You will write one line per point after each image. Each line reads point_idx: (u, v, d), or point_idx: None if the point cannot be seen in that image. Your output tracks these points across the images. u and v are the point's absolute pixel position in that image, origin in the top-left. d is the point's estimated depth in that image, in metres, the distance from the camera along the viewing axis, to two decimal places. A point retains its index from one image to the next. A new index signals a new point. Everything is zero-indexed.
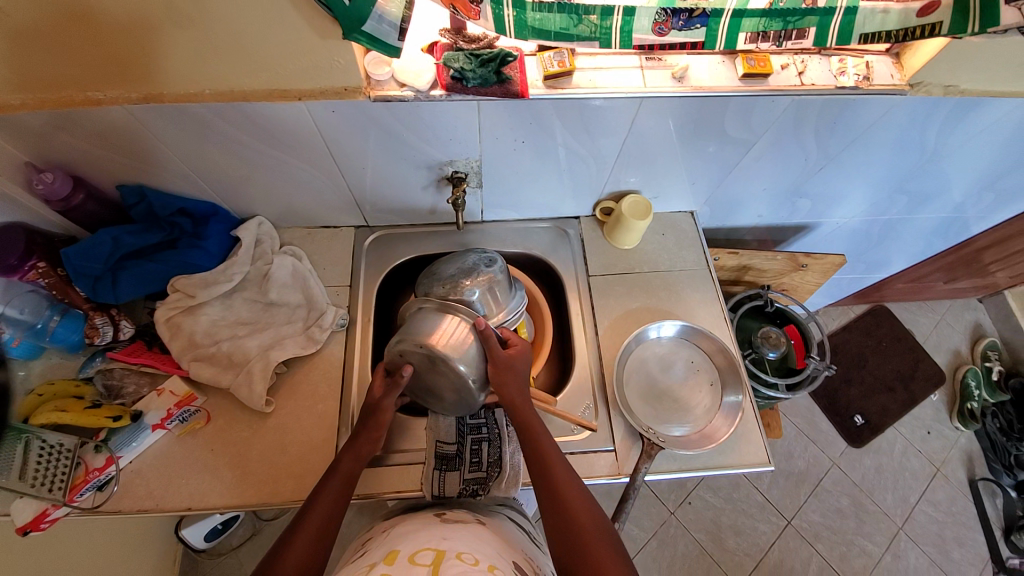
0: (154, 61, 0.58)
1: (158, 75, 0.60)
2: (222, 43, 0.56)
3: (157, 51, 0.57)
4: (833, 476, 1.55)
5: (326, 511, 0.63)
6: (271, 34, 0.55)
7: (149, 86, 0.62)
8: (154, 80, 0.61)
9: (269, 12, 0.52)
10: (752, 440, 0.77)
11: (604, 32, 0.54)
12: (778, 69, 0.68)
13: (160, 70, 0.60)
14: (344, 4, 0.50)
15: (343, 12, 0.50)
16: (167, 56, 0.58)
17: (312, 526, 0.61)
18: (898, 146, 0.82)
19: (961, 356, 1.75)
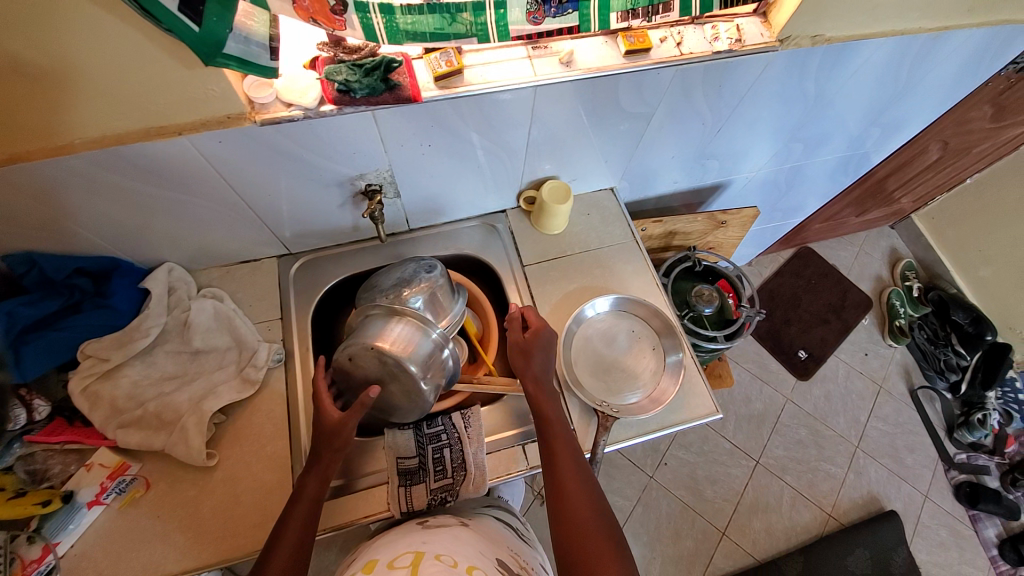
0: (14, 118, 0.54)
1: (22, 132, 0.56)
2: (87, 87, 0.53)
3: (14, 107, 0.53)
4: (789, 411, 1.65)
5: (291, 544, 0.61)
6: (140, 70, 0.52)
7: (14, 145, 0.57)
8: (18, 138, 0.56)
9: (128, 47, 0.50)
10: (698, 393, 0.81)
11: (480, 28, 0.54)
12: (657, 42, 0.71)
13: (22, 125, 0.55)
14: (194, 32, 0.46)
15: (197, 40, 0.47)
16: (27, 109, 0.54)
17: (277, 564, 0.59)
18: (783, 98, 0.88)
19: (884, 280, 1.90)
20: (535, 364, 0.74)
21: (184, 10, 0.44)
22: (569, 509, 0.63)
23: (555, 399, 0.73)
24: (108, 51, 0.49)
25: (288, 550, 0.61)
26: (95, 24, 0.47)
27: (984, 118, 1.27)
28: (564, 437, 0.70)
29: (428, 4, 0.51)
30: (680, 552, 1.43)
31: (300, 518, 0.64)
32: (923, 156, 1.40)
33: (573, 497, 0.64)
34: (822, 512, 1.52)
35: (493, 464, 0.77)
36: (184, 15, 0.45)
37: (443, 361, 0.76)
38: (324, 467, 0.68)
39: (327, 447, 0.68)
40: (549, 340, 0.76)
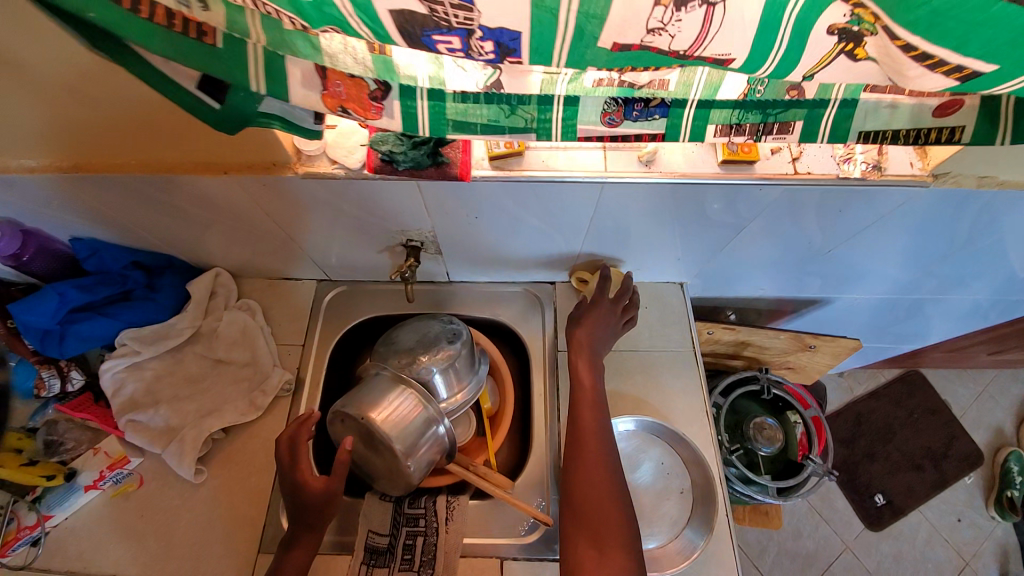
0: (92, 135, 0.56)
1: (99, 147, 0.58)
2: (151, 118, 0.53)
3: (90, 126, 0.55)
4: (845, 560, 1.39)
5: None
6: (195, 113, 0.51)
7: (94, 157, 0.60)
8: (96, 150, 0.59)
9: None
10: (722, 565, 0.67)
11: (542, 124, 0.47)
12: (767, 153, 0.58)
13: (101, 143, 0.57)
14: (216, 109, 0.41)
15: (221, 118, 0.42)
16: (102, 130, 0.55)
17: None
18: (923, 233, 0.70)
19: (1007, 435, 1.55)
20: (586, 330, 0.74)
21: (204, 88, 0.40)
22: (586, 473, 0.62)
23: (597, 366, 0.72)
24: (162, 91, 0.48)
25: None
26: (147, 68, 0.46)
27: None
28: (593, 402, 0.69)
29: (486, 93, 0.44)
30: None
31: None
32: None
33: (591, 461, 0.63)
34: None
35: (464, 569, 0.70)
36: (206, 94, 0.40)
37: (438, 443, 0.70)
38: (311, 527, 0.64)
39: (322, 517, 0.64)
40: (609, 316, 0.75)
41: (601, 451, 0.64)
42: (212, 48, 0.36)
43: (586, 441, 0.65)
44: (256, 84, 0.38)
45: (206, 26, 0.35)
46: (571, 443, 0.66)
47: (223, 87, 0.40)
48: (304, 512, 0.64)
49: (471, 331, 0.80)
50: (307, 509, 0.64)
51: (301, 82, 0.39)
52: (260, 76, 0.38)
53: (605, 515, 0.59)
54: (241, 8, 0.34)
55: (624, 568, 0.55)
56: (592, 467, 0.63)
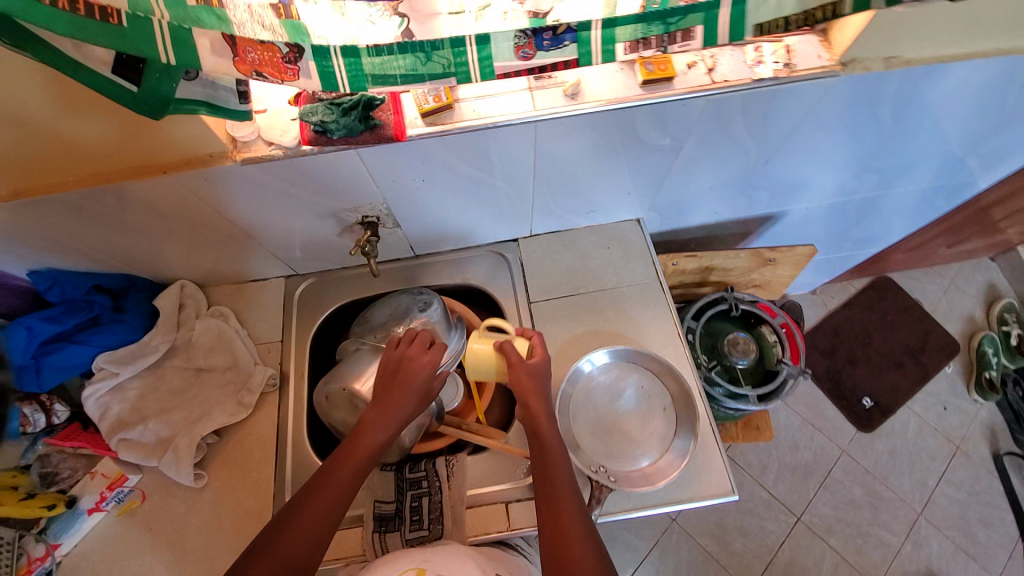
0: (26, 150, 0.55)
1: (37, 163, 0.57)
2: (82, 116, 0.52)
3: (23, 144, 0.54)
4: (842, 464, 1.46)
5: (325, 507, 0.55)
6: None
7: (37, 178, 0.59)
8: (37, 169, 0.57)
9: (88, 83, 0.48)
10: (713, 468, 0.71)
11: (460, 67, 0.48)
12: (683, 69, 0.61)
13: (40, 158, 0.56)
14: (132, 93, 0.42)
15: (137, 102, 0.43)
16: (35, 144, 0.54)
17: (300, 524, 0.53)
18: (849, 127, 0.73)
19: (976, 321, 1.63)
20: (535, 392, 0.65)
21: (119, 71, 0.40)
22: (569, 556, 0.55)
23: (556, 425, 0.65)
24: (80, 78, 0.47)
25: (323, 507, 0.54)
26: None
27: None
28: (565, 469, 0.61)
29: (399, 43, 0.45)
30: None
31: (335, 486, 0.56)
32: None
33: (574, 539, 0.56)
34: None
35: (473, 520, 0.72)
36: (120, 76, 0.41)
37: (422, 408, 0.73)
38: (396, 421, 0.59)
39: (404, 409, 0.60)
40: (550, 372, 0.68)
41: (580, 527, 0.57)
42: (118, 28, 0.37)
43: (563, 513, 0.58)
44: (169, 57, 0.39)
45: (110, 8, 0.36)
46: (547, 524, 0.58)
47: (137, 68, 0.41)
48: (393, 400, 0.60)
49: (443, 300, 0.82)
50: (397, 398, 0.60)
51: (211, 49, 0.40)
52: (170, 47, 0.39)
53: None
54: None
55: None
56: (577, 545, 0.55)
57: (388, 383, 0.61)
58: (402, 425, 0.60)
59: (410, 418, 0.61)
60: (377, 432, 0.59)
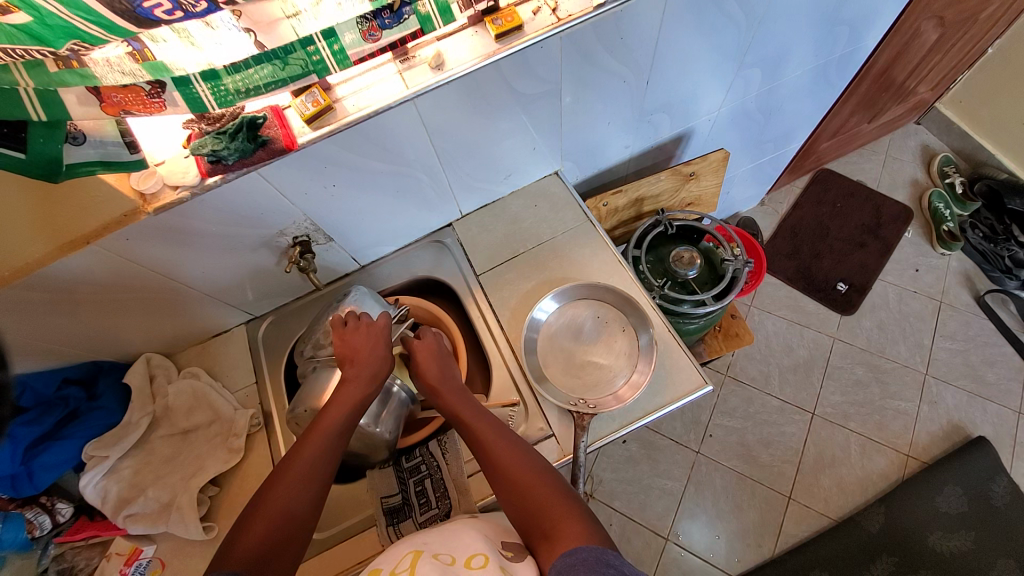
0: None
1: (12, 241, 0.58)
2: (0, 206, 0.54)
3: None
4: (838, 351, 1.50)
5: (311, 459, 0.58)
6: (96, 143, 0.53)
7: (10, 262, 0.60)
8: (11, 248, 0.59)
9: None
10: (681, 367, 0.77)
11: (316, 63, 0.53)
12: (531, 15, 0.66)
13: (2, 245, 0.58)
14: (23, 159, 0.46)
15: (29, 165, 0.47)
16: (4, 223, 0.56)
17: (290, 479, 0.56)
18: (707, 27, 0.79)
19: (921, 183, 1.69)
20: (433, 371, 0.72)
21: (6, 143, 0.44)
22: (521, 484, 0.59)
23: (465, 390, 0.71)
24: None
25: (309, 459, 0.58)
26: None
27: None
28: (489, 421, 0.66)
29: (253, 57, 0.50)
30: (746, 525, 1.35)
31: (321, 436, 0.60)
32: (920, 39, 1.21)
33: (519, 469, 0.60)
34: (898, 454, 1.37)
35: (478, 485, 0.75)
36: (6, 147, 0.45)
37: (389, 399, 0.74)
38: (371, 376, 0.66)
39: (367, 364, 0.66)
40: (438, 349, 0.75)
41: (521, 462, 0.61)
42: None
43: (504, 460, 0.61)
44: (41, 115, 0.44)
45: None
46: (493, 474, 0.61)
47: (20, 136, 0.45)
48: (362, 361, 0.66)
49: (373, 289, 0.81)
50: (366, 356, 0.67)
51: (79, 103, 0.45)
52: (38, 106, 0.43)
53: (548, 500, 0.57)
54: (3, 66, 0.40)
55: (591, 540, 0.52)
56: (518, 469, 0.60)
57: (354, 349, 0.67)
58: (377, 380, 0.66)
59: (384, 373, 0.67)
60: (357, 389, 0.64)
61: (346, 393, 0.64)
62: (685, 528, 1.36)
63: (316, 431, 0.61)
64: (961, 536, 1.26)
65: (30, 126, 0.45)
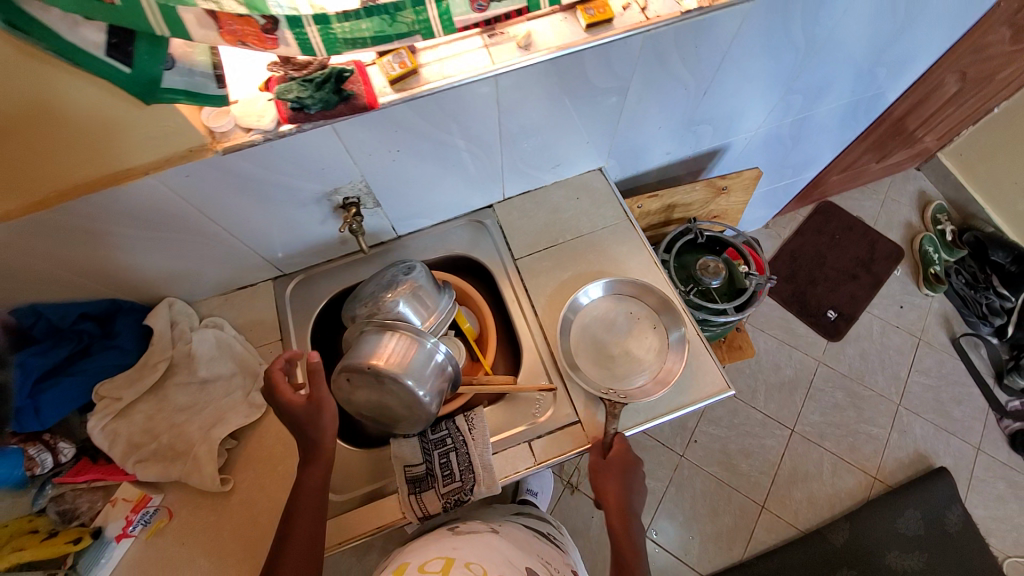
0: (51, 151, 0.54)
1: (9, 179, 0.56)
2: (60, 125, 0.52)
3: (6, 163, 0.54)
4: (821, 374, 1.58)
5: (303, 532, 0.65)
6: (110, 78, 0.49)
7: (61, 181, 0.58)
8: (7, 185, 0.56)
9: (55, 85, 0.48)
10: (707, 370, 0.80)
11: (423, 24, 0.52)
12: (620, 10, 0.68)
13: (47, 168, 0.56)
14: (126, 73, 0.46)
15: (130, 80, 0.47)
16: (34, 146, 0.53)
17: (306, 513, 0.66)
18: (770, 50, 0.82)
19: (914, 226, 1.79)
20: (616, 481, 0.73)
21: (113, 54, 0.44)
22: None
23: (632, 512, 0.74)
24: (48, 74, 0.47)
25: (302, 532, 0.65)
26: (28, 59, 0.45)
27: (1004, 40, 1.16)
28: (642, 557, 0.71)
29: (365, 8, 0.49)
30: (720, 529, 1.41)
31: (320, 470, 0.69)
32: (941, 90, 1.28)
33: None
34: (866, 476, 1.46)
35: (502, 463, 0.76)
36: (114, 59, 0.45)
37: (442, 370, 0.75)
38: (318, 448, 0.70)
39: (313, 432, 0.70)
40: (632, 459, 0.75)
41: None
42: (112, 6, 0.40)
43: None
44: (161, 31, 0.42)
45: None
46: None
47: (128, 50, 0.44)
48: (311, 434, 0.70)
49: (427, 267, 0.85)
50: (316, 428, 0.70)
51: (197, 24, 0.43)
52: (160, 21, 0.42)
53: None
54: None
55: None
56: None
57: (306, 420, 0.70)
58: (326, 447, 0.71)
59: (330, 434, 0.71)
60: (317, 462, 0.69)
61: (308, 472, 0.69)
62: (663, 527, 1.41)
63: (298, 503, 0.66)
64: (915, 556, 1.37)
65: (135, 40, 0.44)
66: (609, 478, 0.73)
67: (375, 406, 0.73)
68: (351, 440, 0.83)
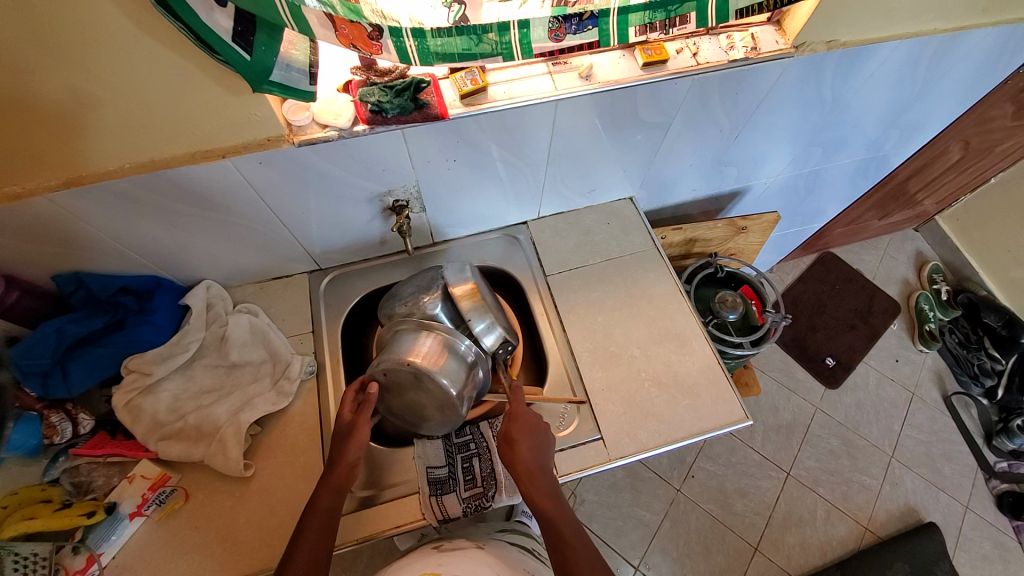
0: (141, 125, 0.58)
1: (42, 157, 0.58)
2: (160, 103, 0.56)
3: (98, 130, 0.57)
4: (818, 420, 1.61)
5: (312, 545, 0.62)
6: (124, 59, 0.50)
7: (139, 155, 0.61)
8: (39, 163, 0.59)
9: (164, 63, 0.51)
10: (724, 399, 0.81)
11: (504, 47, 0.57)
12: (674, 54, 0.74)
13: (130, 141, 0.59)
14: (244, 59, 0.49)
15: (246, 67, 0.50)
16: (127, 117, 0.56)
17: (313, 534, 0.63)
18: (800, 103, 0.89)
19: (911, 284, 1.86)
20: (524, 444, 0.71)
21: (237, 40, 0.47)
22: None
23: (551, 481, 0.70)
24: (165, 57, 0.51)
25: (311, 546, 0.62)
26: (152, 40, 0.49)
27: (1006, 116, 1.26)
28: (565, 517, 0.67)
29: (457, 27, 0.53)
30: (712, 568, 1.40)
31: (332, 490, 0.68)
32: (945, 156, 1.37)
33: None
34: (858, 525, 1.48)
35: None
36: (237, 44, 0.48)
37: (474, 372, 0.77)
38: (346, 463, 0.69)
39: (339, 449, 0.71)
40: (537, 424, 0.74)
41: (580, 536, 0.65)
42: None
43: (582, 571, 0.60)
44: (289, 24, 0.47)
45: None
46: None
47: (251, 38, 0.48)
48: (338, 450, 0.71)
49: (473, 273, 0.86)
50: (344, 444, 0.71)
51: (317, 24, 0.47)
52: (288, 17, 0.46)
53: None
54: None
55: None
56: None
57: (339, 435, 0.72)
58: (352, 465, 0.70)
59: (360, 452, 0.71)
60: (334, 484, 0.68)
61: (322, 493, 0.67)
62: (656, 561, 1.40)
63: (311, 515, 0.65)
64: None
65: (257, 32, 0.48)
66: (511, 439, 0.72)
67: (405, 404, 0.76)
68: (371, 437, 0.84)
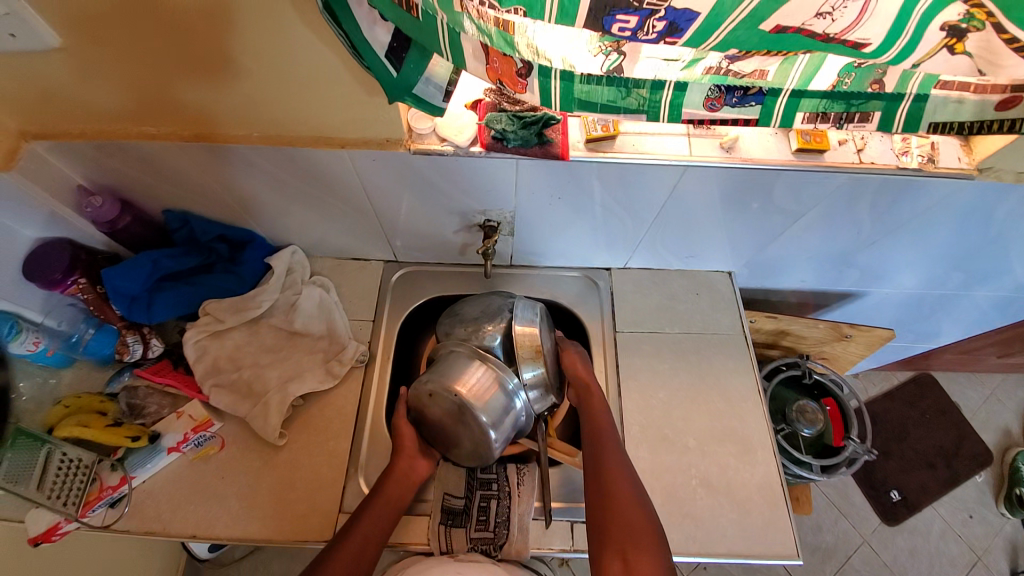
0: (274, 102, 0.58)
1: (182, 110, 0.61)
2: (298, 88, 0.56)
3: (235, 98, 0.58)
4: (862, 554, 1.44)
5: (372, 529, 0.65)
6: (277, 40, 0.50)
7: (266, 127, 0.62)
8: (177, 114, 0.61)
9: (311, 50, 0.51)
10: (779, 527, 0.73)
11: (653, 105, 0.51)
12: (835, 145, 0.66)
13: (260, 113, 0.60)
14: (390, 76, 0.49)
15: (390, 83, 0.49)
16: (263, 92, 0.57)
17: (374, 519, 0.66)
18: (961, 227, 0.76)
19: (1014, 436, 1.61)
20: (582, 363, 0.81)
21: (390, 57, 0.47)
22: (615, 490, 0.66)
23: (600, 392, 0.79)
24: (311, 45, 0.50)
25: (370, 529, 0.65)
26: (306, 27, 0.48)
27: None
28: (605, 417, 0.75)
29: (608, 76, 0.49)
30: None
31: (399, 483, 0.70)
32: None
33: (616, 473, 0.67)
34: None
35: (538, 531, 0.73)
36: (388, 62, 0.48)
37: (515, 414, 0.74)
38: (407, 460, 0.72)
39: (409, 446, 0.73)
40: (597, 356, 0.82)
41: (630, 484, 0.67)
42: (414, 21, 0.43)
43: (610, 464, 0.69)
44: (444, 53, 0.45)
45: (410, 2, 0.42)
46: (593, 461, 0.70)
47: (402, 56, 0.47)
48: (404, 450, 0.73)
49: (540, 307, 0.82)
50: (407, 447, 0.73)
51: (472, 57, 0.45)
52: (445, 43, 0.44)
53: (626, 505, 0.64)
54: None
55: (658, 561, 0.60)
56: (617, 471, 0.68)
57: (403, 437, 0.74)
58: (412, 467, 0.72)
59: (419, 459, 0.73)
60: (404, 479, 0.70)
61: (393, 482, 0.70)
62: None
63: (380, 502, 0.67)
64: None
65: (410, 48, 0.47)
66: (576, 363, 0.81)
67: (439, 430, 0.74)
68: None
